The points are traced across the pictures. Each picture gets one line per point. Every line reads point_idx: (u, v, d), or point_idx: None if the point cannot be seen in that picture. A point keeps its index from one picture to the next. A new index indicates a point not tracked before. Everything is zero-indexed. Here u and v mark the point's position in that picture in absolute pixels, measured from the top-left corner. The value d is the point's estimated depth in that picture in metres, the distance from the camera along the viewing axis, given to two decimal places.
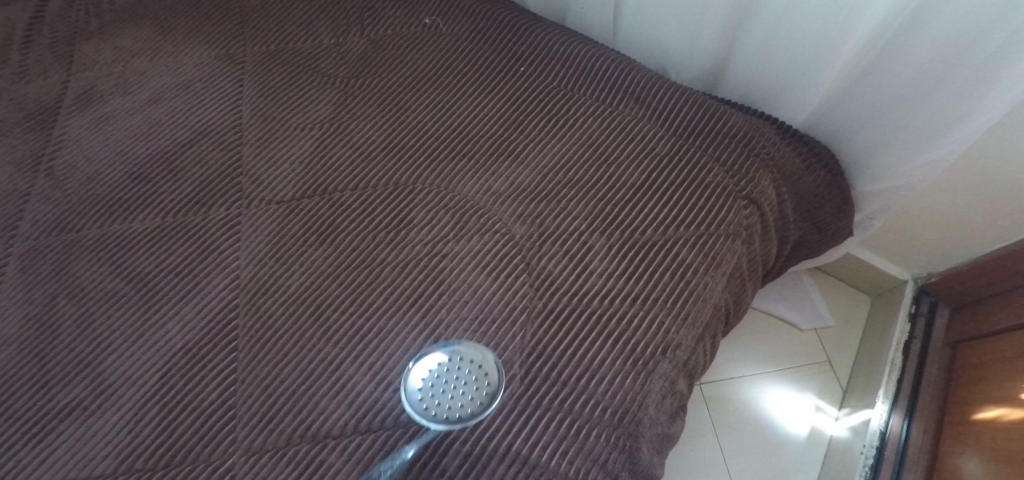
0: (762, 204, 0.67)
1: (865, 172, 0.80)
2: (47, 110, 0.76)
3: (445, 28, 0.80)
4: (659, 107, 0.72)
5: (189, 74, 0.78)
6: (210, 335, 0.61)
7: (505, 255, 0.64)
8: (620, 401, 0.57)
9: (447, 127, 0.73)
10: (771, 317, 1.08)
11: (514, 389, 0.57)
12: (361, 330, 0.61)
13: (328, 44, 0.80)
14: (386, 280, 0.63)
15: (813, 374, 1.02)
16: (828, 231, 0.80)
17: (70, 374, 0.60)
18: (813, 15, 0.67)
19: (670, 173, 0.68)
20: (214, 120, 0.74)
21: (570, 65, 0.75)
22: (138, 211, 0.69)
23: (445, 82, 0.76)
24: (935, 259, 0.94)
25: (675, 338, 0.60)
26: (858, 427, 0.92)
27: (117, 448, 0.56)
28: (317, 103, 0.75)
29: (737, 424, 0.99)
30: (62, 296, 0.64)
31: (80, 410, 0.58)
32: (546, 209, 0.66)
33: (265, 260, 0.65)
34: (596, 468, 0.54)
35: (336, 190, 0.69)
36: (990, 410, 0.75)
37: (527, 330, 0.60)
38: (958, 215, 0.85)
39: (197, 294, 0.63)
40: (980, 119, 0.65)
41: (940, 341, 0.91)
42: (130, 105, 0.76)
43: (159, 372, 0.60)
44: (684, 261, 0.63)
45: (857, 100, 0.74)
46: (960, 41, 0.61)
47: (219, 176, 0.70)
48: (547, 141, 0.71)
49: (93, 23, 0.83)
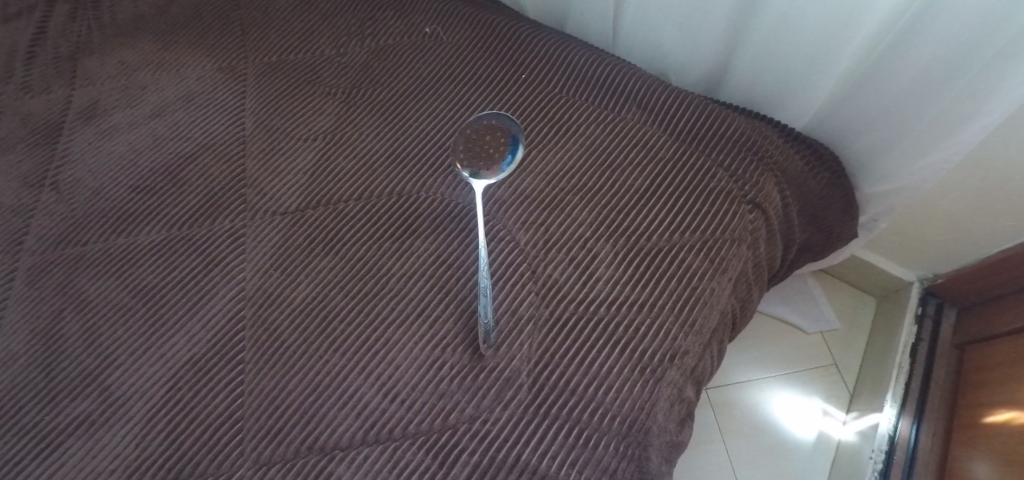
0: (768, 208, 0.67)
1: (870, 175, 0.80)
2: (51, 125, 0.76)
3: (445, 36, 0.81)
4: (662, 113, 0.72)
5: (192, 86, 0.78)
6: (216, 347, 0.61)
7: (511, 263, 0.64)
8: (629, 409, 0.57)
9: (449, 136, 0.73)
10: (777, 320, 1.07)
11: (522, 398, 0.57)
12: (367, 341, 0.61)
13: (330, 55, 0.80)
14: (392, 290, 0.63)
15: (819, 377, 1.02)
16: (833, 234, 0.80)
17: (77, 388, 0.60)
18: (815, 19, 0.67)
19: (674, 179, 0.68)
20: (218, 132, 0.74)
21: (572, 72, 0.75)
22: (143, 224, 0.69)
23: (447, 90, 0.76)
24: (940, 260, 0.93)
25: (683, 345, 0.60)
26: (866, 431, 0.91)
27: (126, 462, 0.56)
28: (320, 113, 0.75)
29: (744, 428, 0.98)
30: (68, 310, 0.64)
31: (87, 425, 0.58)
32: (551, 217, 0.66)
33: (270, 271, 0.65)
34: (606, 477, 0.54)
35: (340, 201, 0.69)
36: (1000, 413, 0.75)
37: (534, 339, 0.60)
38: (963, 216, 0.85)
39: (203, 306, 0.63)
40: (987, 119, 0.65)
41: (947, 342, 0.91)
42: (134, 119, 0.77)
43: (167, 385, 0.60)
44: (690, 266, 0.63)
45: (861, 102, 0.74)
46: (964, 43, 0.61)
47: (223, 188, 0.70)
48: (550, 148, 0.71)
49: (96, 37, 0.84)
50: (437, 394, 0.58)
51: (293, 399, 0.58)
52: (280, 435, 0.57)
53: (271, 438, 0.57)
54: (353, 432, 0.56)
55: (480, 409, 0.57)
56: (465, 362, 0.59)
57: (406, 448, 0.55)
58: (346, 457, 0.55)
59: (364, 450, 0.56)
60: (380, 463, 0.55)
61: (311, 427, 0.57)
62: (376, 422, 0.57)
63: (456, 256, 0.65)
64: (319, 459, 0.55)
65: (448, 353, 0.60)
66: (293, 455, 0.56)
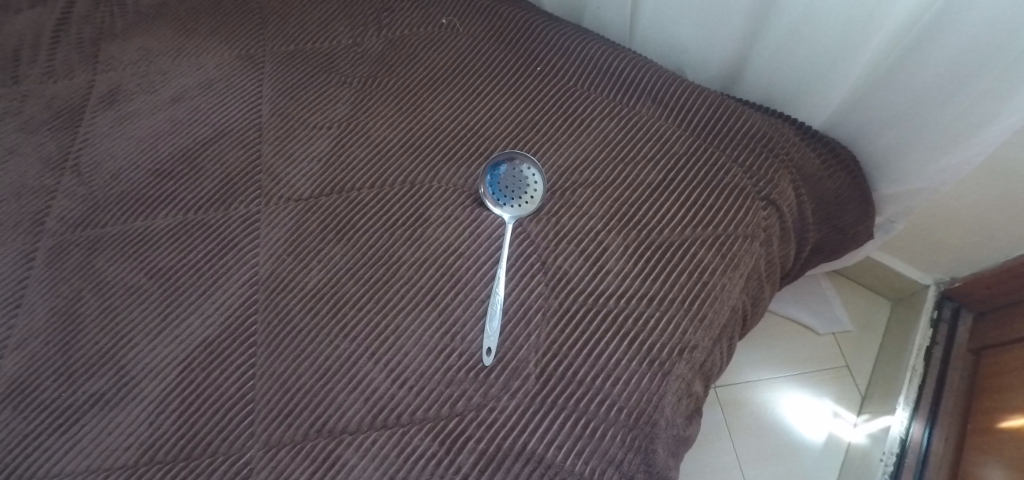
0: (782, 206, 0.66)
1: (887, 175, 0.79)
2: (73, 108, 0.78)
3: (461, 28, 0.81)
4: (676, 107, 0.72)
5: (211, 74, 0.79)
6: (229, 329, 0.62)
7: (521, 254, 0.64)
8: (636, 401, 0.57)
9: (463, 127, 0.73)
10: (789, 320, 1.06)
11: (530, 388, 0.58)
12: (377, 327, 0.61)
13: (347, 44, 0.81)
14: (402, 278, 0.64)
15: (830, 379, 1.01)
16: (848, 234, 0.79)
17: (94, 366, 0.61)
18: (835, 16, 0.67)
19: (688, 173, 0.67)
20: (235, 119, 0.75)
21: (587, 65, 0.75)
22: (160, 208, 0.70)
23: (461, 81, 0.77)
24: (958, 263, 0.92)
25: (692, 340, 0.59)
26: (877, 434, 0.91)
27: (139, 440, 0.57)
28: (335, 102, 0.76)
29: (754, 429, 0.97)
30: (86, 290, 0.66)
31: (103, 402, 0.59)
32: (563, 209, 0.66)
33: (283, 257, 0.65)
34: (612, 469, 0.54)
35: (354, 188, 0.69)
36: (1014, 419, 0.74)
37: (542, 329, 0.60)
38: (981, 219, 0.84)
39: (216, 290, 0.64)
40: (1010, 119, 0.64)
41: (963, 347, 0.90)
42: (153, 104, 0.78)
43: (180, 366, 0.61)
44: (701, 261, 0.63)
45: (880, 101, 0.73)
46: (987, 42, 0.60)
47: (239, 175, 0.71)
48: (563, 140, 0.71)
49: (118, 24, 0.85)
50: (445, 382, 0.58)
51: (303, 382, 0.59)
52: (290, 418, 0.57)
53: (281, 420, 0.57)
54: (360, 416, 0.57)
55: (487, 398, 0.57)
56: (473, 350, 0.59)
57: (414, 433, 0.56)
58: (353, 441, 0.56)
59: (372, 434, 0.56)
60: (387, 447, 0.55)
61: (320, 411, 0.58)
62: (384, 407, 0.57)
63: (467, 246, 0.65)
64: (327, 441, 0.56)
65: (457, 341, 0.60)
66: (302, 438, 0.56)
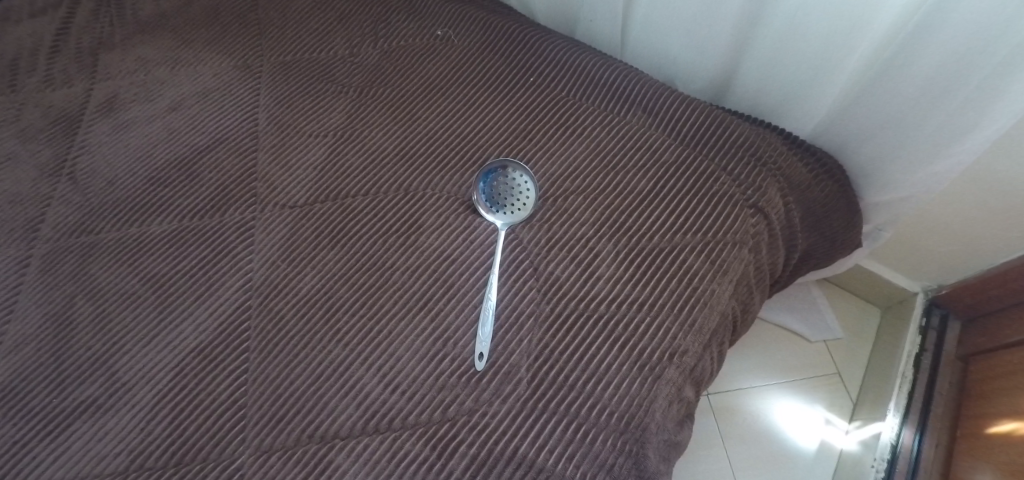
0: (770, 213, 0.67)
1: (874, 183, 0.80)
2: (71, 117, 0.79)
3: (456, 39, 0.82)
4: (667, 117, 0.73)
5: (209, 83, 0.80)
6: (222, 335, 0.62)
7: (515, 260, 0.65)
8: (628, 405, 0.57)
9: (457, 136, 0.74)
10: (781, 328, 1.07)
11: (521, 392, 0.58)
12: (370, 333, 0.62)
13: (343, 55, 0.82)
14: (396, 284, 0.64)
15: (822, 386, 1.02)
16: (837, 242, 0.80)
17: (86, 373, 0.61)
18: (818, 28, 0.69)
19: (678, 180, 0.68)
20: (231, 127, 0.76)
21: (579, 75, 0.77)
22: (155, 215, 0.70)
23: (456, 91, 0.78)
24: (946, 270, 0.93)
25: (682, 345, 0.60)
26: (868, 440, 0.91)
27: (130, 446, 0.57)
28: (331, 111, 0.77)
29: (747, 436, 0.98)
30: (80, 295, 0.66)
31: (94, 409, 0.59)
32: (555, 216, 0.67)
33: (278, 263, 0.66)
34: (603, 473, 0.55)
35: (348, 196, 0.70)
36: (1003, 424, 0.75)
37: (534, 334, 0.61)
38: (968, 226, 0.85)
39: (210, 295, 0.64)
40: (990, 128, 0.66)
41: (951, 353, 0.91)
42: (151, 112, 0.79)
43: (172, 372, 0.61)
44: (692, 267, 0.63)
45: (865, 110, 0.74)
46: (966, 52, 0.62)
47: (234, 182, 0.72)
48: (556, 148, 0.72)
49: (118, 35, 0.86)
50: (437, 387, 0.59)
51: (295, 387, 0.59)
52: (282, 423, 0.58)
53: (273, 426, 0.57)
54: (352, 421, 0.57)
55: (479, 402, 0.58)
56: (465, 355, 0.60)
57: (406, 438, 0.56)
58: (345, 446, 0.56)
59: (364, 439, 0.56)
60: (378, 452, 0.56)
61: (313, 416, 0.58)
62: (376, 413, 0.58)
63: (460, 252, 0.66)
64: (319, 446, 0.56)
65: (449, 346, 0.60)
66: (294, 443, 0.57)
